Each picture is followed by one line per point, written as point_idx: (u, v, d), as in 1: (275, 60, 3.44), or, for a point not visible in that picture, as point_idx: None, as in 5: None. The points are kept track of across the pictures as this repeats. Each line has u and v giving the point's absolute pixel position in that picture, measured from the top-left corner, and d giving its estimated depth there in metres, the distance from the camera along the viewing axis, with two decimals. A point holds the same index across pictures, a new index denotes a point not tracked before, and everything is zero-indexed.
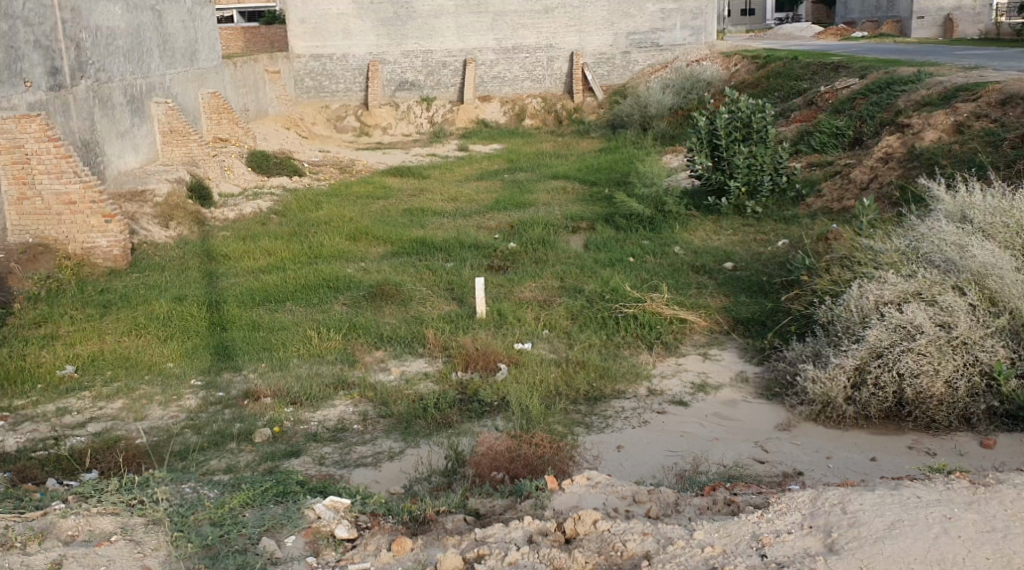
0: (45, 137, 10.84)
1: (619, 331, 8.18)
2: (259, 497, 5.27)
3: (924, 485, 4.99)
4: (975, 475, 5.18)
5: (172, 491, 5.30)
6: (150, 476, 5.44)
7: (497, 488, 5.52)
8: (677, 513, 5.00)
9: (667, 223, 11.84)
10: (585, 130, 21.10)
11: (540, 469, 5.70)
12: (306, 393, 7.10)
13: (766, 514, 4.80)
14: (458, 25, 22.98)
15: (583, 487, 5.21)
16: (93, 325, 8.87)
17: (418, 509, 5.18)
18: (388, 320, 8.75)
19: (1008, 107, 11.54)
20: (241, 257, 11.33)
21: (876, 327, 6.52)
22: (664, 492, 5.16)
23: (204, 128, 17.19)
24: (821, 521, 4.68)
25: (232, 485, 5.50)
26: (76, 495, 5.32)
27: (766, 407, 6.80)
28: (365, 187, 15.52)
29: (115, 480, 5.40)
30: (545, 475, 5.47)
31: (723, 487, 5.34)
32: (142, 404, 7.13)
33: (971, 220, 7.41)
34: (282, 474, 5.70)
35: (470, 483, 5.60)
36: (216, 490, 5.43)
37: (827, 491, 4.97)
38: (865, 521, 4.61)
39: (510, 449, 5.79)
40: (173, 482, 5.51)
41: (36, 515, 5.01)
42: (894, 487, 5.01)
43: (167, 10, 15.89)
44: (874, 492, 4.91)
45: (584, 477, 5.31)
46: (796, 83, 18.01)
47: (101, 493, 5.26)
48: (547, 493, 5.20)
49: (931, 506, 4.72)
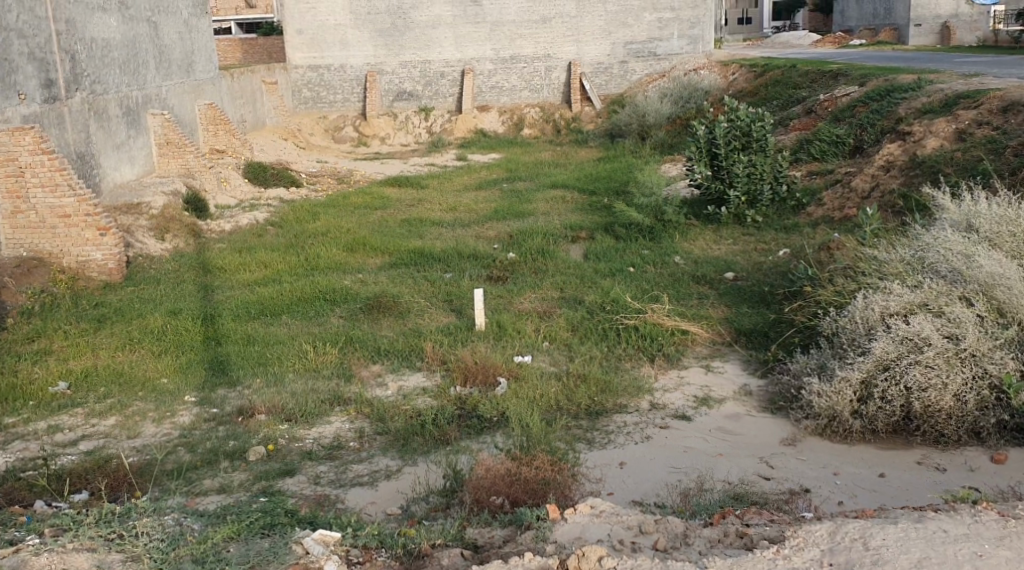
0: (39, 149, 10.71)
1: (620, 343, 8.05)
2: (246, 530, 5.12)
3: (949, 517, 4.85)
4: (1001, 505, 5.04)
5: (153, 523, 5.12)
6: (132, 506, 5.29)
7: (496, 516, 5.38)
8: (686, 545, 4.85)
9: (667, 232, 11.73)
10: (583, 139, 21.03)
11: (542, 495, 5.54)
12: (302, 409, 6.97)
13: (782, 549, 4.66)
14: (456, 35, 22.89)
15: (587, 517, 5.08)
16: (87, 340, 8.75)
17: (413, 542, 5.03)
18: (385, 333, 8.62)
19: (1010, 115, 11.45)
20: (238, 269, 11.22)
21: (882, 339, 6.39)
22: (672, 522, 5.03)
23: (201, 140, 17.10)
24: (842, 558, 4.56)
25: (218, 517, 5.33)
26: (53, 527, 5.13)
27: (770, 421, 6.67)
28: (364, 198, 15.42)
29: (95, 511, 5.23)
30: (547, 504, 5.34)
31: (733, 516, 5.10)
32: (136, 421, 6.99)
33: (977, 229, 7.31)
34: (273, 502, 5.58)
35: (468, 512, 5.42)
36: (201, 522, 5.26)
37: (846, 524, 4.84)
38: (889, 559, 4.50)
39: (511, 471, 5.63)
40: (156, 512, 5.35)
41: (8, 553, 4.82)
42: (917, 518, 4.87)
43: (164, 21, 15.80)
44: (897, 525, 4.77)
45: (587, 505, 5.18)
46: (795, 92, 17.94)
47: (79, 526, 5.09)
48: (549, 523, 5.07)
49: (958, 542, 4.60)
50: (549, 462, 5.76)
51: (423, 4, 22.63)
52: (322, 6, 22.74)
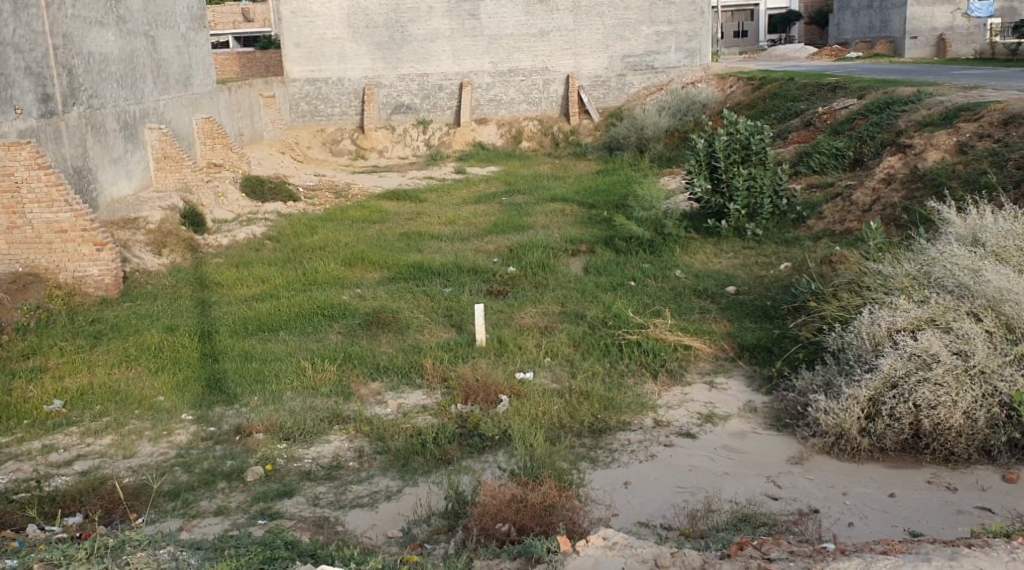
0: (35, 164, 10.62)
1: (623, 358, 7.96)
2: (243, 565, 4.84)
3: (984, 554, 4.64)
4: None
5: (148, 557, 4.92)
6: (126, 539, 5.09)
7: (504, 547, 5.15)
8: None
9: (667, 246, 11.64)
10: (582, 152, 20.99)
11: (550, 524, 5.29)
12: (300, 428, 6.87)
13: None
14: (454, 48, 22.82)
15: (599, 549, 4.84)
16: (83, 357, 8.64)
17: None
18: (385, 349, 8.52)
19: (1012, 127, 11.38)
20: (235, 284, 11.13)
21: (890, 355, 6.31)
22: (689, 555, 4.76)
23: (199, 153, 17.03)
24: None
25: (215, 551, 5.10)
26: (43, 562, 4.90)
27: (777, 439, 6.58)
28: (361, 211, 15.35)
29: (87, 546, 4.99)
30: (557, 535, 5.09)
31: (751, 546, 4.85)
32: (132, 440, 6.88)
33: (983, 243, 7.23)
34: (272, 534, 5.32)
35: (475, 544, 5.19)
36: (197, 557, 5.03)
37: (877, 563, 4.61)
38: None
39: (516, 496, 5.38)
40: (151, 545, 5.12)
41: None
42: (952, 556, 4.63)
43: (161, 35, 15.75)
44: (931, 564, 4.55)
45: (599, 536, 4.93)
46: (793, 104, 17.91)
47: (71, 562, 4.85)
48: (560, 557, 4.83)
49: None
50: (555, 486, 5.60)
51: (421, 18, 22.60)
52: (320, 19, 22.78)
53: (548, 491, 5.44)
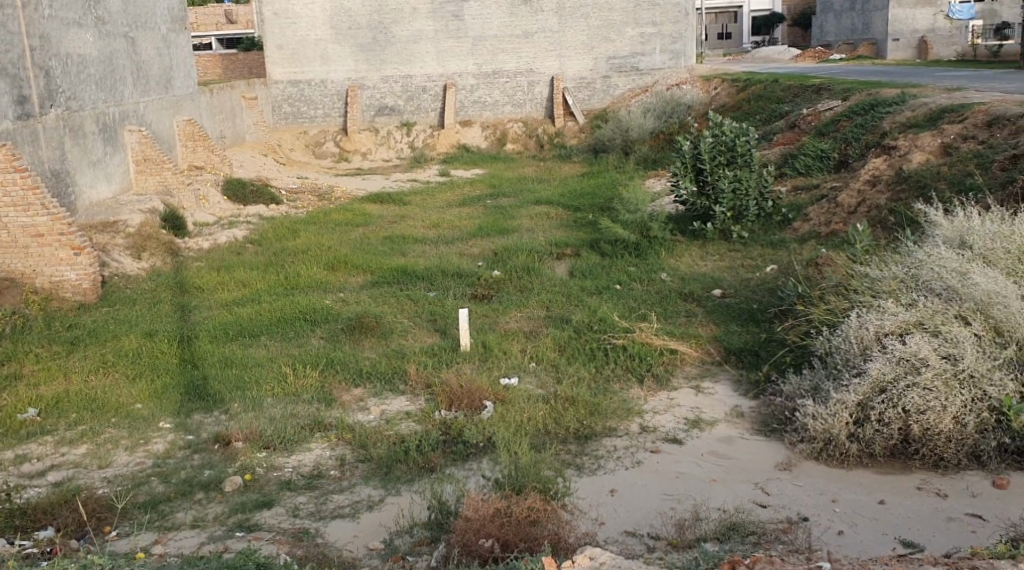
0: (10, 167, 10.46)
1: (609, 363, 7.86)
2: None
3: None
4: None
5: None
6: (91, 560, 4.81)
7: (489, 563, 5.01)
8: None
9: (653, 248, 11.56)
10: (567, 154, 20.92)
11: (536, 540, 5.17)
12: (280, 436, 6.74)
13: None
14: (438, 50, 22.71)
15: None
16: (59, 364, 8.49)
17: None
18: (367, 354, 8.40)
19: (996, 128, 11.35)
20: (216, 288, 10.99)
21: (879, 360, 6.24)
22: None
23: (180, 156, 16.85)
24: None
25: None
26: None
27: (764, 444, 6.49)
28: (345, 214, 15.22)
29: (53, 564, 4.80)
30: (543, 552, 4.94)
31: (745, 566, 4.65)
32: (107, 449, 6.74)
33: (971, 245, 7.18)
34: (245, 554, 4.96)
35: (458, 561, 5.05)
36: None
37: None
38: None
39: (499, 511, 5.25)
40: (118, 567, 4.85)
41: None
42: None
43: (141, 37, 15.58)
44: None
45: (586, 557, 4.76)
46: (778, 106, 17.87)
47: None
48: None
49: None
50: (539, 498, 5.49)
51: (405, 19, 22.50)
52: (303, 21, 22.66)
53: (533, 502, 5.34)
